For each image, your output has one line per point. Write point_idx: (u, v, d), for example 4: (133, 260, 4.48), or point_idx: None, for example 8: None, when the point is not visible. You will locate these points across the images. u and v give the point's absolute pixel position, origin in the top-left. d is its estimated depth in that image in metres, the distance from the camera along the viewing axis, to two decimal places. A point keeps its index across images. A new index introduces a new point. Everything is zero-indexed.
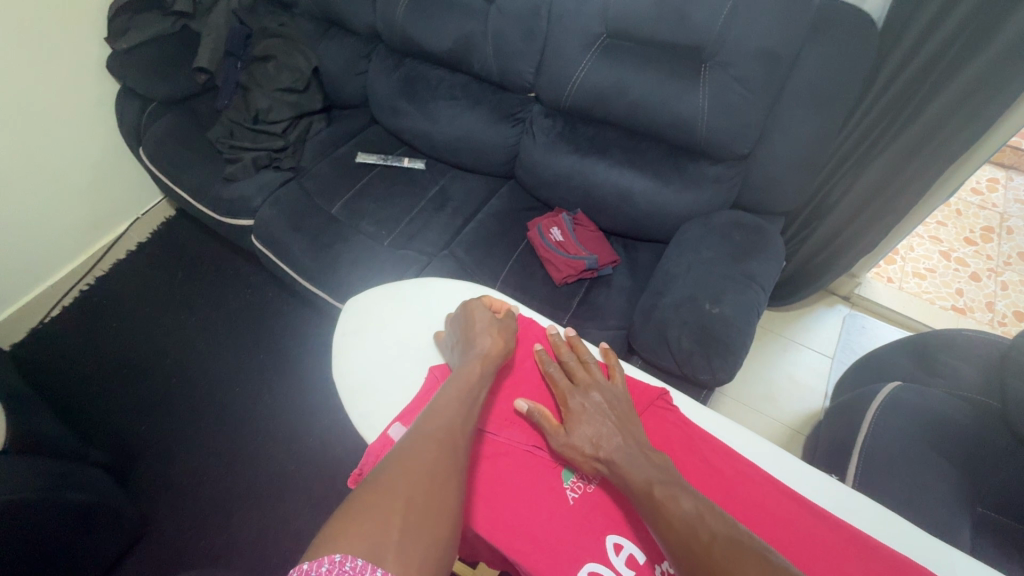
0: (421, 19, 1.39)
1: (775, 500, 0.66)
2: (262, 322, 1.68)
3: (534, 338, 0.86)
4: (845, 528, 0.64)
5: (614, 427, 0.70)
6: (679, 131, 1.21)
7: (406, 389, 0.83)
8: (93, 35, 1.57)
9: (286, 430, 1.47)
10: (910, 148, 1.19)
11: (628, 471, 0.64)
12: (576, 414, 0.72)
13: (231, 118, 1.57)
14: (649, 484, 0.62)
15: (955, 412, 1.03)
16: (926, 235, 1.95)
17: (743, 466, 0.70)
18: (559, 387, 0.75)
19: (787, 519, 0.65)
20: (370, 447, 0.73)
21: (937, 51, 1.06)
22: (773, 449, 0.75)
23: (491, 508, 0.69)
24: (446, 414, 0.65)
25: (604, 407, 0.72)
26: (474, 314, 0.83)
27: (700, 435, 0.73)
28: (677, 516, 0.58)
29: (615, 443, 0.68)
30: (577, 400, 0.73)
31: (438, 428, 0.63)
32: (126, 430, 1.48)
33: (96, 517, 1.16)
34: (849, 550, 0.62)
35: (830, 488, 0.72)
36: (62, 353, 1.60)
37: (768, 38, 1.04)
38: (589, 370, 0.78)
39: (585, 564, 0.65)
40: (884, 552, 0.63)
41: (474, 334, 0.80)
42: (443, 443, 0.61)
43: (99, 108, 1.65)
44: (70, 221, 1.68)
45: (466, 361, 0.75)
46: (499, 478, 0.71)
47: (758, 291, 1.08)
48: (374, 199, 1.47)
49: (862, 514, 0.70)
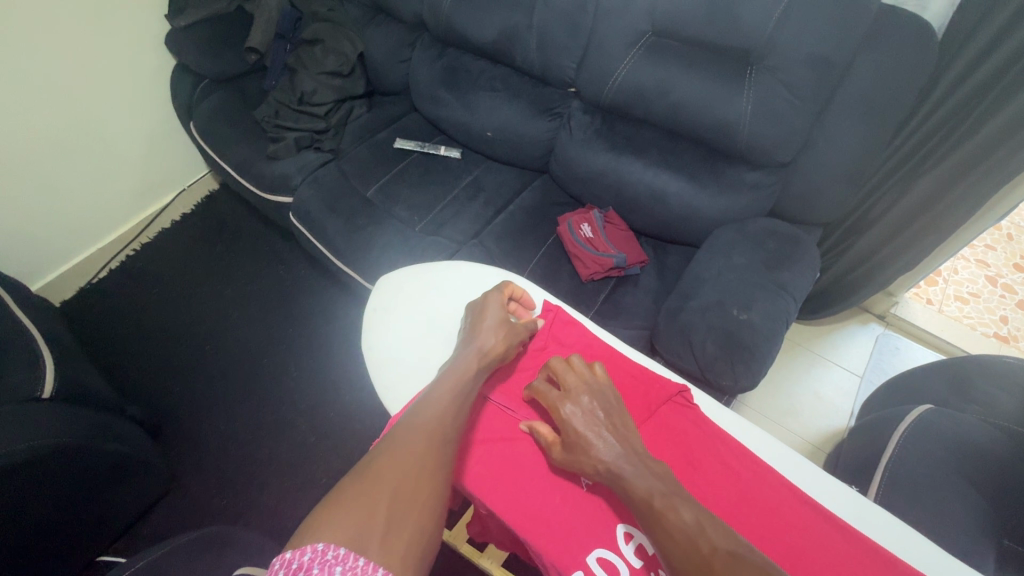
0: (468, 9, 1.41)
1: (789, 506, 0.66)
2: (294, 297, 1.73)
3: (545, 332, 0.86)
4: (860, 538, 0.63)
5: (610, 435, 0.68)
6: (719, 136, 1.19)
7: (431, 367, 0.84)
8: (154, 11, 1.64)
9: (309, 404, 1.51)
10: (965, 164, 1.14)
11: (627, 480, 0.63)
12: (569, 422, 0.70)
13: (278, 98, 1.61)
14: (650, 495, 0.61)
15: (988, 441, 0.99)
16: (972, 258, 1.87)
17: (758, 467, 0.70)
18: (548, 397, 0.74)
19: (800, 524, 0.64)
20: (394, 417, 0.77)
21: (999, 68, 1.02)
22: (793, 457, 0.74)
23: (504, 486, 0.70)
24: (441, 410, 0.67)
25: (598, 414, 0.70)
26: (484, 308, 0.84)
27: (716, 433, 0.73)
28: (677, 529, 0.57)
29: (612, 451, 0.66)
30: (568, 409, 0.71)
31: (433, 423, 0.65)
32: (161, 391, 1.55)
33: (129, 469, 1.22)
34: (863, 561, 0.62)
35: (849, 500, 0.70)
36: (108, 312, 1.69)
37: (820, 44, 1.01)
38: (575, 372, 0.75)
39: (593, 549, 0.65)
40: (900, 568, 0.61)
41: (479, 331, 0.80)
42: (434, 440, 0.63)
43: (156, 82, 1.73)
44: (121, 189, 1.76)
45: (460, 359, 0.76)
46: (515, 458, 0.73)
47: (789, 301, 1.07)
48: (409, 185, 1.50)
49: (880, 528, 0.68)
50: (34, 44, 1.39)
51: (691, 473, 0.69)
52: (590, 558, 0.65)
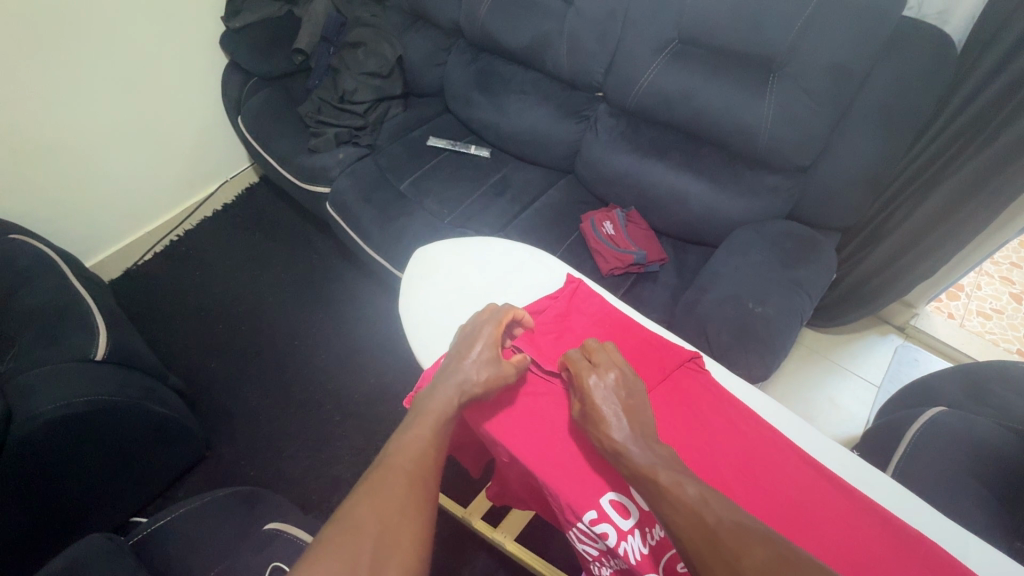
0: (502, 17, 1.49)
1: (793, 464, 0.70)
2: (324, 284, 1.81)
3: (566, 300, 0.90)
4: (857, 495, 0.67)
5: (624, 415, 0.69)
6: (740, 139, 1.24)
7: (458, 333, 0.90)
8: (212, 13, 1.77)
9: (335, 384, 1.58)
10: (981, 173, 1.16)
11: (634, 457, 0.64)
12: (591, 393, 0.71)
13: (321, 96, 1.71)
14: (655, 470, 0.62)
15: (1001, 444, 1.00)
16: (996, 275, 1.86)
17: (764, 429, 0.74)
18: (577, 366, 0.75)
19: (801, 481, 0.68)
20: (427, 371, 0.83)
21: (1015, 80, 1.05)
22: (799, 426, 0.78)
23: (525, 433, 0.75)
24: (416, 449, 0.66)
25: (620, 391, 0.71)
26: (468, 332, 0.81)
27: (726, 397, 0.77)
28: (681, 502, 0.58)
29: (624, 432, 0.66)
30: (593, 379, 0.73)
31: (411, 462, 0.64)
32: (197, 366, 1.63)
33: (170, 432, 1.30)
34: (861, 516, 0.65)
35: (851, 465, 0.74)
36: (152, 291, 1.79)
37: (839, 53, 1.06)
38: (610, 352, 0.76)
39: (607, 493, 0.69)
40: (899, 526, 0.65)
41: (462, 363, 0.76)
42: (414, 478, 0.62)
43: (208, 78, 1.85)
44: (170, 178, 1.88)
45: (443, 394, 0.73)
46: (535, 411, 0.77)
47: (804, 298, 1.10)
48: (440, 180, 1.58)
49: (881, 494, 0.72)
50: (105, 39, 1.52)
51: (702, 433, 0.73)
52: (604, 500, 0.69)
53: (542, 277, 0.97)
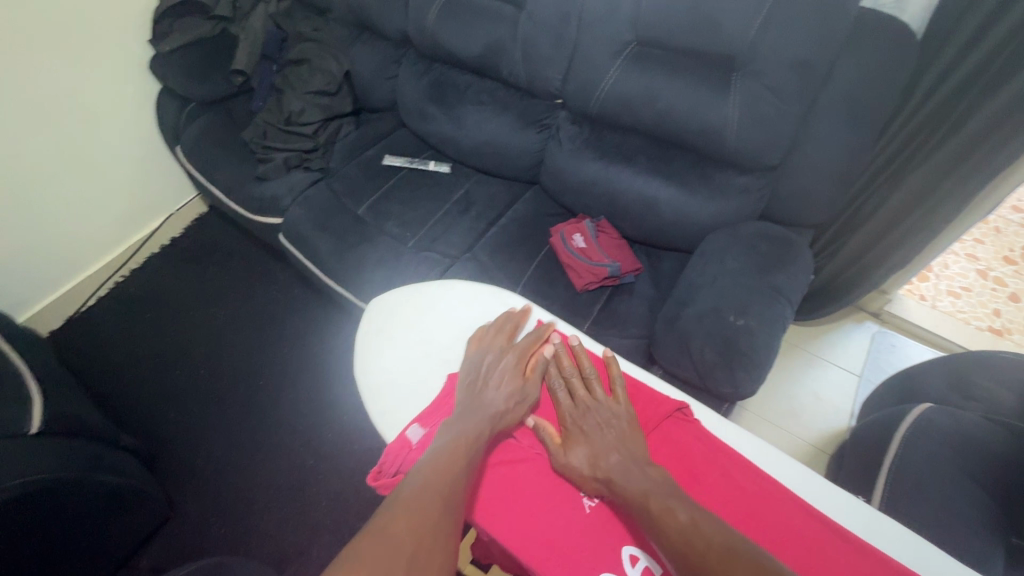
0: (452, 24, 1.41)
1: (799, 519, 0.67)
2: (288, 317, 1.71)
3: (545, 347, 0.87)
4: (864, 549, 0.65)
5: (612, 443, 0.72)
6: (707, 140, 1.20)
7: (426, 388, 0.84)
8: (138, 36, 1.63)
9: (306, 425, 1.49)
10: (949, 161, 1.15)
11: (626, 485, 0.67)
12: (576, 436, 0.74)
13: (265, 119, 1.60)
14: (646, 497, 0.64)
15: (992, 439, 0.98)
16: (962, 253, 1.87)
17: (765, 482, 0.70)
18: (562, 410, 0.78)
19: (807, 534, 0.66)
20: (388, 446, 0.75)
21: (978, 65, 1.03)
22: (799, 468, 0.75)
23: (509, 513, 0.70)
24: (448, 460, 0.66)
25: (604, 426, 0.74)
26: (487, 360, 0.81)
27: (721, 448, 0.74)
28: (676, 528, 0.60)
29: (613, 460, 0.70)
30: (576, 424, 0.76)
31: (446, 471, 0.64)
32: (153, 419, 1.52)
33: (125, 500, 1.21)
34: (872, 569, 0.63)
35: (857, 508, 0.71)
36: (99, 340, 1.67)
37: (803, 47, 1.02)
38: (590, 389, 0.78)
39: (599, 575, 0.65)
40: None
41: (486, 392, 0.77)
42: (444, 474, 0.64)
43: (141, 107, 1.72)
44: (109, 216, 1.75)
45: (469, 422, 0.72)
46: (516, 484, 0.72)
47: (784, 303, 1.07)
48: (399, 201, 1.49)
49: (888, 537, 0.69)
50: (19, 72, 1.38)
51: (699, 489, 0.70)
52: None
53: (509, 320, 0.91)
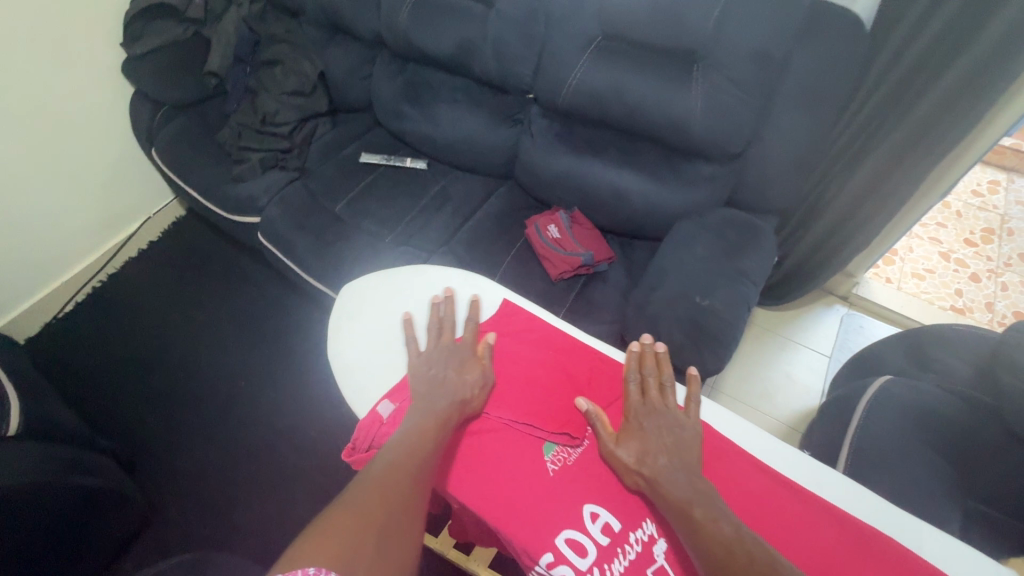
0: (423, 24, 1.43)
1: (745, 474, 0.71)
2: (269, 317, 1.72)
3: (495, 327, 0.89)
4: (816, 503, 0.68)
5: (669, 448, 0.70)
6: (675, 133, 1.22)
7: (397, 371, 0.86)
8: (110, 41, 1.63)
9: (290, 423, 1.50)
10: (901, 146, 1.20)
11: (670, 489, 0.66)
12: (634, 431, 0.73)
13: (239, 121, 1.61)
14: (689, 505, 0.64)
15: (948, 409, 1.02)
16: (926, 236, 1.94)
17: (714, 440, 0.74)
18: (630, 404, 0.76)
19: (752, 487, 0.69)
20: (360, 423, 0.77)
21: (924, 52, 1.08)
22: (749, 428, 0.78)
23: (476, 480, 0.73)
24: (414, 449, 0.67)
25: (664, 429, 0.73)
26: (439, 354, 0.80)
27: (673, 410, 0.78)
28: (714, 536, 0.61)
29: (662, 462, 0.69)
30: (638, 420, 0.74)
31: (410, 461, 0.65)
32: (134, 422, 1.52)
33: (104, 503, 1.19)
34: (813, 519, 0.67)
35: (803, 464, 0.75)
36: (77, 346, 1.66)
37: (758, 40, 1.07)
38: (664, 394, 0.76)
39: (562, 531, 0.69)
40: (852, 523, 0.66)
41: (438, 383, 0.77)
42: (408, 470, 0.64)
43: (114, 111, 1.71)
44: (84, 221, 1.74)
45: (432, 410, 0.73)
46: (482, 452, 0.75)
47: (750, 285, 1.10)
48: (377, 198, 1.51)
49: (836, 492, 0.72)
50: None
51: None
52: (559, 540, 0.68)
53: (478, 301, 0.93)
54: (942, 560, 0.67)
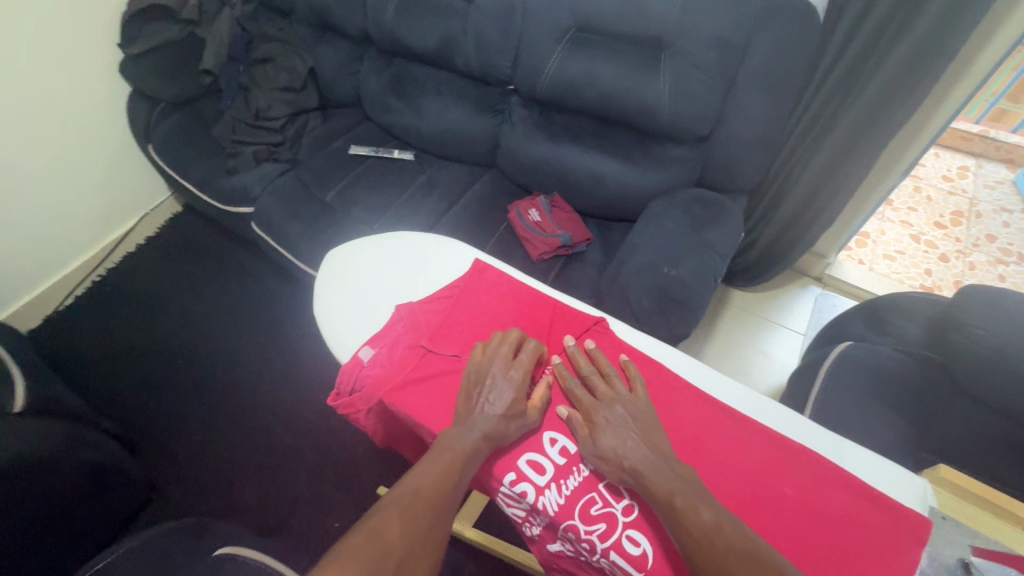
0: (406, 20, 1.50)
1: (688, 402, 0.74)
2: (263, 305, 1.77)
3: (466, 282, 0.90)
4: (751, 424, 0.72)
5: (638, 437, 0.68)
6: (645, 117, 1.30)
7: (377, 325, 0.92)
8: (108, 42, 1.69)
9: (284, 405, 1.56)
10: (858, 126, 1.27)
11: (651, 480, 0.63)
12: (602, 428, 0.69)
13: (234, 116, 1.67)
14: (671, 494, 0.62)
15: (901, 367, 1.09)
16: (897, 220, 2.01)
17: (659, 372, 0.78)
18: (584, 404, 0.73)
19: (690, 413, 0.73)
20: (343, 368, 0.83)
21: (872, 37, 1.16)
22: (699, 366, 0.83)
23: (445, 412, 0.75)
24: (440, 480, 0.65)
25: (628, 419, 0.70)
26: (488, 377, 0.74)
27: (629, 350, 0.81)
28: (697, 528, 0.59)
29: (640, 454, 0.66)
30: (601, 416, 0.70)
31: (435, 496, 0.63)
32: (134, 406, 1.57)
33: (106, 478, 1.25)
34: (746, 438, 0.70)
35: (740, 392, 0.79)
36: (77, 336, 1.71)
37: (718, 27, 1.14)
38: (611, 384, 0.74)
39: (524, 454, 0.72)
40: (779, 439, 0.70)
41: (478, 410, 0.71)
42: (437, 499, 0.63)
43: (112, 110, 1.78)
44: (84, 217, 1.80)
45: (466, 438, 0.68)
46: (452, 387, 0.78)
47: (716, 257, 1.17)
48: (365, 187, 1.57)
49: (769, 415, 0.77)
50: None
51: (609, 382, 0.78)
52: (520, 461, 0.72)
53: (452, 262, 0.99)
54: (872, 475, 0.71)
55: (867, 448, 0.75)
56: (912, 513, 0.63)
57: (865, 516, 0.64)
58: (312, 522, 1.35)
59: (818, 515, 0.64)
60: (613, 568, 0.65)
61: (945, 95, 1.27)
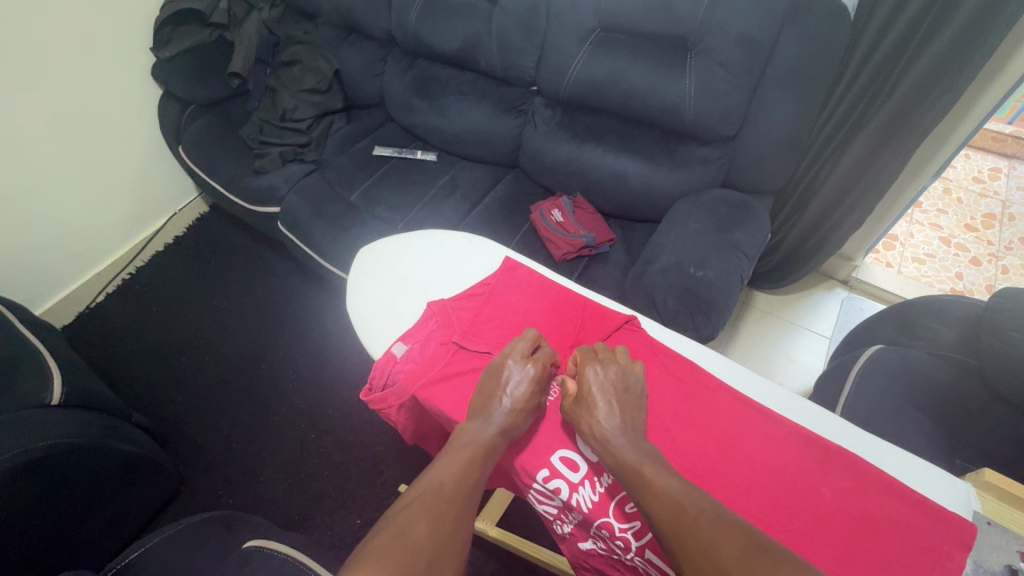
0: (431, 22, 1.51)
1: (726, 402, 0.74)
2: (287, 304, 1.80)
3: (497, 281, 0.91)
4: (786, 425, 0.72)
5: (615, 408, 0.69)
6: (669, 117, 1.29)
7: (407, 320, 0.93)
8: (140, 45, 1.74)
9: (308, 402, 1.58)
10: (888, 125, 1.25)
11: (620, 448, 0.65)
12: (589, 384, 0.72)
13: (262, 117, 1.71)
14: (640, 463, 0.62)
15: (934, 372, 1.07)
16: (926, 222, 1.97)
17: (698, 371, 0.78)
18: (581, 355, 0.76)
19: (725, 410, 0.73)
20: (377, 363, 0.83)
21: (904, 35, 1.14)
22: (731, 366, 0.83)
23: None
24: (458, 477, 0.63)
25: (617, 386, 0.72)
26: (505, 369, 0.74)
27: (660, 349, 0.81)
28: (664, 494, 0.58)
29: (614, 423, 0.67)
30: (594, 371, 0.73)
31: (455, 494, 0.61)
32: (162, 401, 1.61)
33: (136, 469, 1.27)
34: (787, 439, 0.70)
35: (778, 394, 0.79)
36: (109, 332, 1.75)
37: (746, 25, 1.13)
38: (615, 352, 0.77)
39: (556, 451, 0.73)
40: (821, 442, 0.70)
41: (496, 403, 0.71)
42: (459, 494, 0.61)
43: (142, 111, 1.82)
44: (116, 216, 1.85)
45: (480, 435, 0.68)
46: None
47: (742, 257, 1.16)
48: (389, 187, 1.59)
49: (807, 417, 0.77)
50: (27, 77, 1.48)
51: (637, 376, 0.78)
52: (554, 458, 0.72)
53: (481, 260, 1.00)
54: (909, 477, 0.71)
55: (903, 449, 0.75)
56: (957, 518, 0.62)
57: (907, 519, 0.63)
58: (335, 518, 1.37)
59: (857, 516, 0.63)
60: (647, 566, 0.65)
61: (980, 93, 1.24)
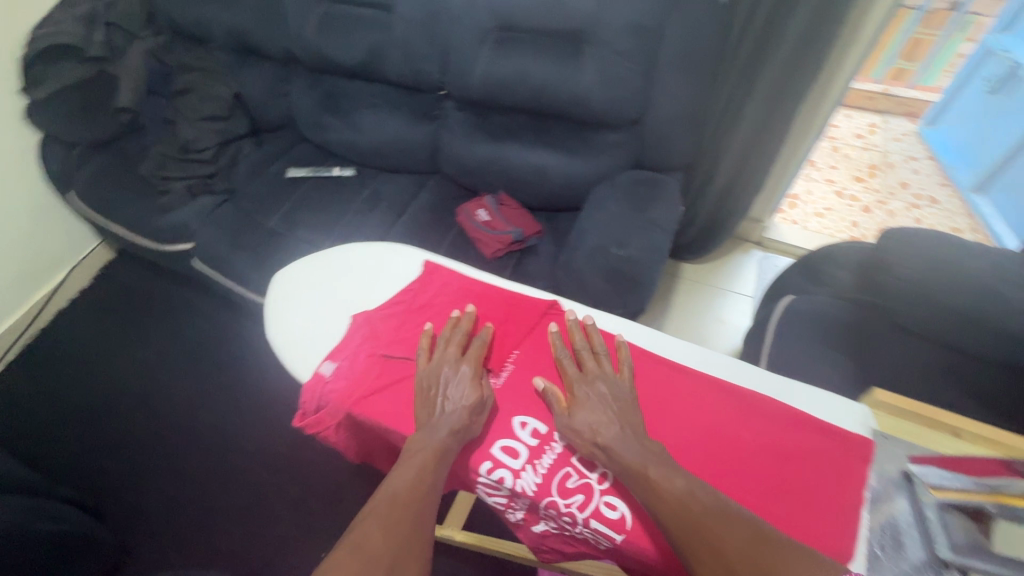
0: (329, 36, 1.48)
1: (647, 367, 0.78)
2: (217, 343, 1.71)
3: (419, 285, 0.92)
4: (702, 378, 0.76)
5: (614, 416, 0.70)
6: (576, 108, 1.34)
7: (334, 337, 0.91)
8: (7, 88, 1.58)
9: (254, 441, 1.51)
10: (772, 94, 1.36)
11: (623, 455, 0.66)
12: (582, 399, 0.72)
13: (161, 150, 1.61)
14: (645, 467, 0.64)
15: (838, 312, 1.17)
16: (821, 179, 2.15)
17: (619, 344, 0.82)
18: (568, 375, 0.75)
19: (651, 376, 0.77)
20: (305, 386, 0.81)
21: (773, 11, 1.25)
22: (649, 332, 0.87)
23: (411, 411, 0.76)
24: (414, 484, 0.66)
25: (608, 398, 0.72)
26: (441, 373, 0.76)
27: (583, 327, 0.85)
28: (673, 498, 0.61)
29: (614, 431, 0.68)
30: (583, 390, 0.73)
31: (413, 500, 0.64)
32: (92, 468, 1.48)
33: (68, 547, 1.16)
34: (708, 391, 0.75)
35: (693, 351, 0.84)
36: (17, 404, 1.60)
37: (633, 14, 1.19)
38: (599, 361, 0.77)
39: (496, 441, 0.73)
40: (733, 390, 0.75)
41: (439, 408, 0.73)
42: (416, 498, 0.65)
43: (22, 160, 1.66)
44: (6, 277, 1.68)
45: (433, 438, 0.69)
46: None
47: (661, 233, 1.22)
48: (309, 208, 1.54)
49: (717, 368, 0.81)
50: None
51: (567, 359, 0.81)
52: (494, 449, 0.73)
53: (402, 266, 1.00)
54: (815, 407, 0.77)
55: (806, 384, 0.81)
56: (853, 437, 0.70)
57: (816, 446, 0.69)
58: (299, 554, 1.32)
59: (778, 451, 0.69)
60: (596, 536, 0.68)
61: (843, 58, 1.38)
